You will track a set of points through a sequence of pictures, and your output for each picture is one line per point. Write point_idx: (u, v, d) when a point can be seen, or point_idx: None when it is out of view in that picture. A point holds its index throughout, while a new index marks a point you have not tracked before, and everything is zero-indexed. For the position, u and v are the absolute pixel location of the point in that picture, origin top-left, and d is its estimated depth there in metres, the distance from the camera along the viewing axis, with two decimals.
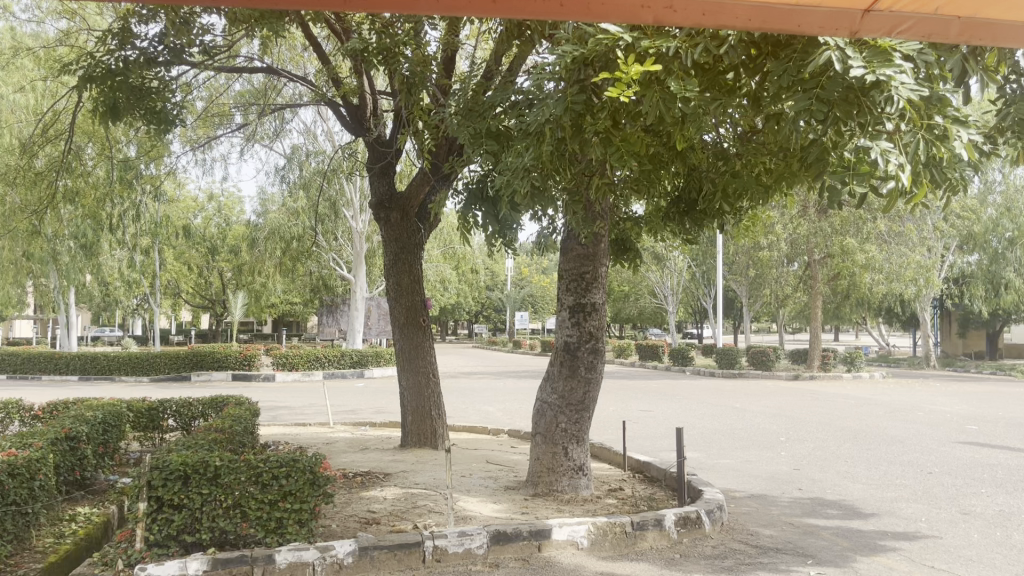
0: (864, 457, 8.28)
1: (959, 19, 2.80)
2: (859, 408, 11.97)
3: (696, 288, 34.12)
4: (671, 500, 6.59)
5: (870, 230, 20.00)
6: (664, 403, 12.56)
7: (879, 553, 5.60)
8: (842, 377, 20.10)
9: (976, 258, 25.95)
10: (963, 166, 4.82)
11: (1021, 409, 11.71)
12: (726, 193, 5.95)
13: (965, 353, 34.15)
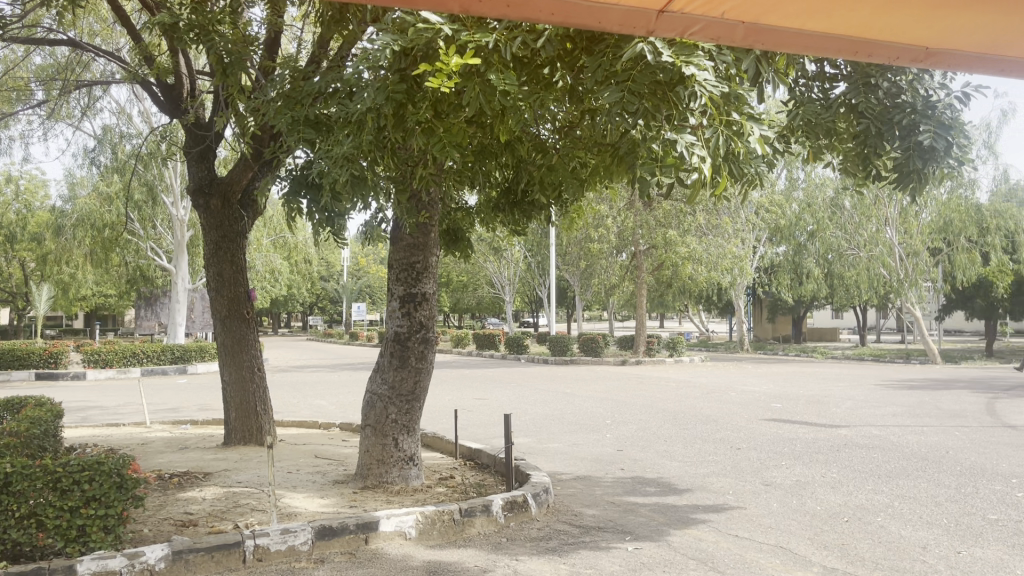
0: (681, 436, 8.78)
1: (743, 24, 3.02)
2: (679, 390, 12.69)
3: (531, 279, 34.88)
4: (499, 485, 6.72)
5: (689, 222, 21.21)
6: (498, 391, 12.77)
7: (691, 525, 5.96)
8: (665, 362, 21.24)
9: (783, 249, 28.05)
10: (760, 162, 5.19)
11: (818, 387, 12.84)
12: (547, 185, 6.09)
13: (774, 337, 37.02)
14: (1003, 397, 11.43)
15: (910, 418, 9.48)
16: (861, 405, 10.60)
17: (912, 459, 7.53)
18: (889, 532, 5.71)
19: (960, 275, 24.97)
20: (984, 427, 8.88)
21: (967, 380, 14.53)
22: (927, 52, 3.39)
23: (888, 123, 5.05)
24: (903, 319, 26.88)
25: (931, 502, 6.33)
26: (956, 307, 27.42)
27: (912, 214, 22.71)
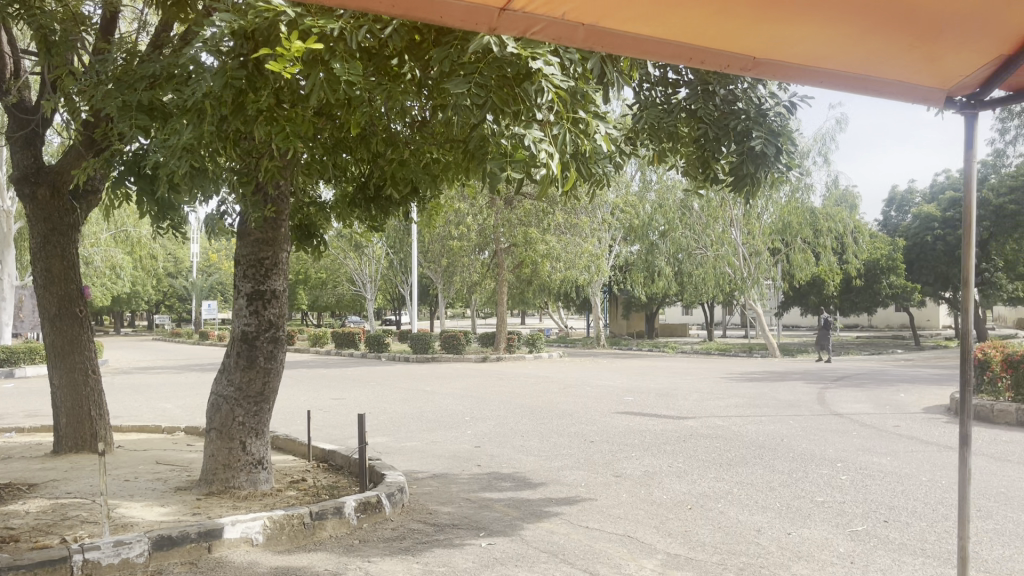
0: (537, 431, 8.93)
1: (583, 26, 3.09)
2: (536, 385, 12.91)
3: (393, 276, 34.57)
4: (352, 486, 6.61)
5: (550, 220, 21.61)
6: (356, 390, 12.57)
7: (544, 519, 6.06)
8: (525, 358, 21.60)
9: (637, 248, 29.08)
10: (606, 161, 5.34)
11: (667, 380, 13.41)
12: (399, 181, 6.01)
13: (629, 332, 38.42)
14: (831, 387, 12.34)
15: (750, 409, 10.05)
16: (706, 397, 11.15)
17: (751, 447, 7.97)
18: (728, 517, 6.01)
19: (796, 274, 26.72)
20: (815, 416, 9.53)
21: (800, 372, 15.60)
22: (755, 61, 3.58)
23: (724, 130, 5.35)
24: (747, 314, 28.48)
25: (767, 487, 6.72)
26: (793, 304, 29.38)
27: (755, 216, 24.09)
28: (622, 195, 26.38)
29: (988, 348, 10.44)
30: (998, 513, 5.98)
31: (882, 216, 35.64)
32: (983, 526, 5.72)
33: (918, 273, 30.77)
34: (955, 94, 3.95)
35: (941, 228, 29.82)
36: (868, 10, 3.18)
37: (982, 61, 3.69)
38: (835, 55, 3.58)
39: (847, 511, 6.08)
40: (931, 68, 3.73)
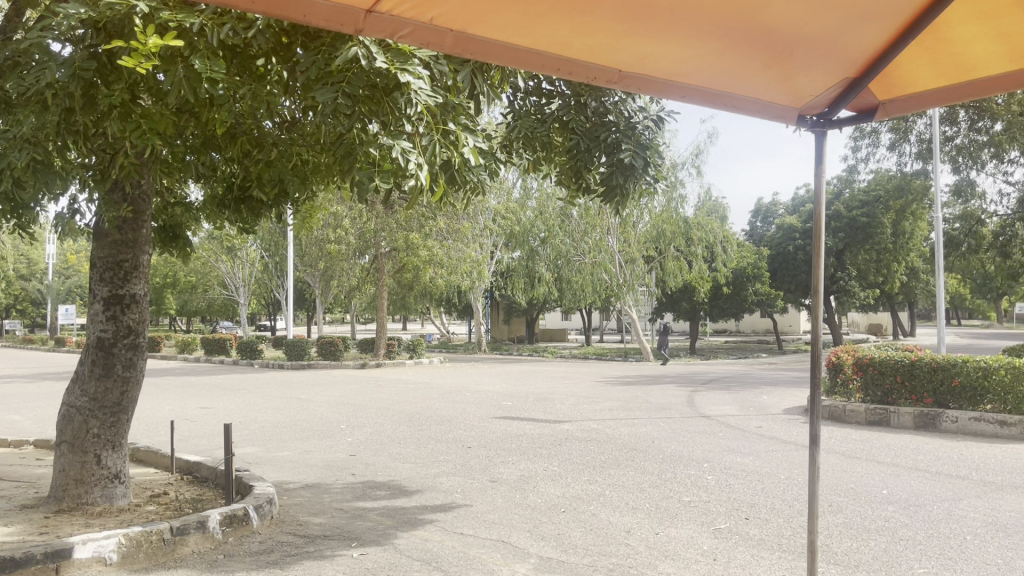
0: (414, 437, 8.84)
1: (451, 32, 3.11)
2: (415, 391, 12.82)
3: (269, 280, 33.58)
4: (218, 499, 6.34)
5: (431, 226, 21.53)
6: (226, 398, 12.11)
7: (418, 527, 6.00)
8: (405, 364, 21.45)
9: (518, 254, 29.40)
10: (478, 170, 5.37)
11: (545, 385, 13.61)
12: (267, 182, 5.81)
13: (510, 337, 38.85)
14: (700, 390, 12.83)
15: (624, 412, 10.31)
16: (582, 401, 11.36)
17: (623, 450, 8.19)
18: (599, 519, 6.14)
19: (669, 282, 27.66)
20: (685, 418, 9.87)
21: (671, 376, 16.17)
22: (620, 74, 3.68)
23: (596, 141, 5.51)
24: (622, 320, 29.30)
25: (637, 488, 6.91)
26: (666, 309, 30.41)
27: (630, 224, 24.85)
28: (503, 201, 26.63)
29: (841, 352, 11.11)
30: (847, 507, 6.36)
31: (749, 226, 37.41)
32: (833, 520, 6.07)
33: (780, 281, 32.55)
34: (806, 113, 4.19)
35: (801, 239, 31.60)
36: (724, 29, 3.33)
37: (829, 84, 3.94)
38: (695, 71, 3.74)
39: (711, 510, 6.32)
40: (783, 87, 3.95)
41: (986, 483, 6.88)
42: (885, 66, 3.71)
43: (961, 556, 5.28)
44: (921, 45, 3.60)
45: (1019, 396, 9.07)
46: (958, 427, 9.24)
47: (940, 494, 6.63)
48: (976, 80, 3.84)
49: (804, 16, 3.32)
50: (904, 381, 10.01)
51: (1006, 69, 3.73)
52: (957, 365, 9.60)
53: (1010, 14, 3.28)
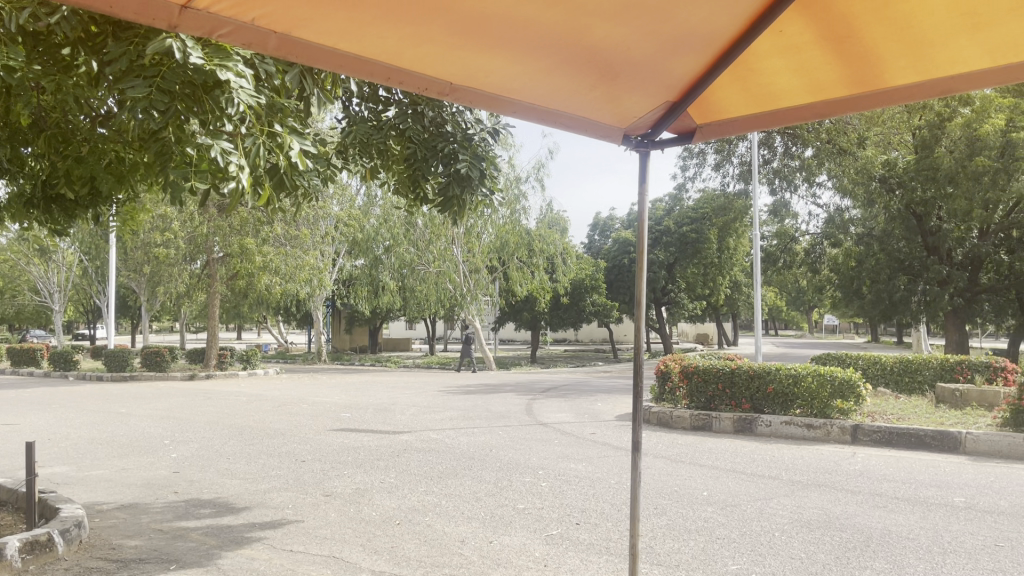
0: (244, 452, 8.48)
1: (274, 35, 3.02)
2: (248, 404, 12.33)
3: (89, 285, 31.34)
4: (17, 524, 5.79)
5: (266, 232, 20.87)
6: (34, 414, 11.14)
7: (244, 545, 5.74)
8: (237, 375, 20.58)
9: (360, 262, 29.02)
10: (307, 175, 5.23)
11: (384, 396, 13.47)
12: (77, 181, 5.39)
13: (352, 347, 38.22)
14: (538, 398, 13.12)
15: (463, 422, 10.35)
16: (422, 411, 11.31)
17: (461, 459, 8.21)
18: (434, 530, 6.12)
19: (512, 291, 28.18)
20: (523, 426, 10.02)
21: (511, 384, 16.43)
22: (451, 86, 3.71)
23: (433, 150, 5.52)
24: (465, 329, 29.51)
25: (473, 497, 6.95)
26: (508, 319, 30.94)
27: (474, 235, 25.16)
28: (345, 208, 26.24)
29: (669, 360, 11.68)
30: (671, 509, 6.67)
31: (588, 240, 38.73)
32: (658, 523, 6.34)
33: (616, 292, 33.94)
34: (631, 133, 4.39)
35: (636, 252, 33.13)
36: (550, 47, 3.43)
37: (652, 106, 4.14)
38: (525, 85, 3.82)
39: (543, 516, 6.45)
40: (608, 107, 4.12)
41: (793, 482, 7.42)
42: (701, 92, 3.94)
43: (771, 551, 5.65)
44: (733, 74, 3.85)
45: (823, 401, 9.87)
46: (771, 431, 9.89)
47: (754, 494, 7.08)
48: (781, 110, 4.16)
49: (626, 40, 3.47)
50: (725, 388, 10.65)
51: (805, 101, 4.06)
52: (771, 373, 10.34)
53: (808, 49, 3.58)
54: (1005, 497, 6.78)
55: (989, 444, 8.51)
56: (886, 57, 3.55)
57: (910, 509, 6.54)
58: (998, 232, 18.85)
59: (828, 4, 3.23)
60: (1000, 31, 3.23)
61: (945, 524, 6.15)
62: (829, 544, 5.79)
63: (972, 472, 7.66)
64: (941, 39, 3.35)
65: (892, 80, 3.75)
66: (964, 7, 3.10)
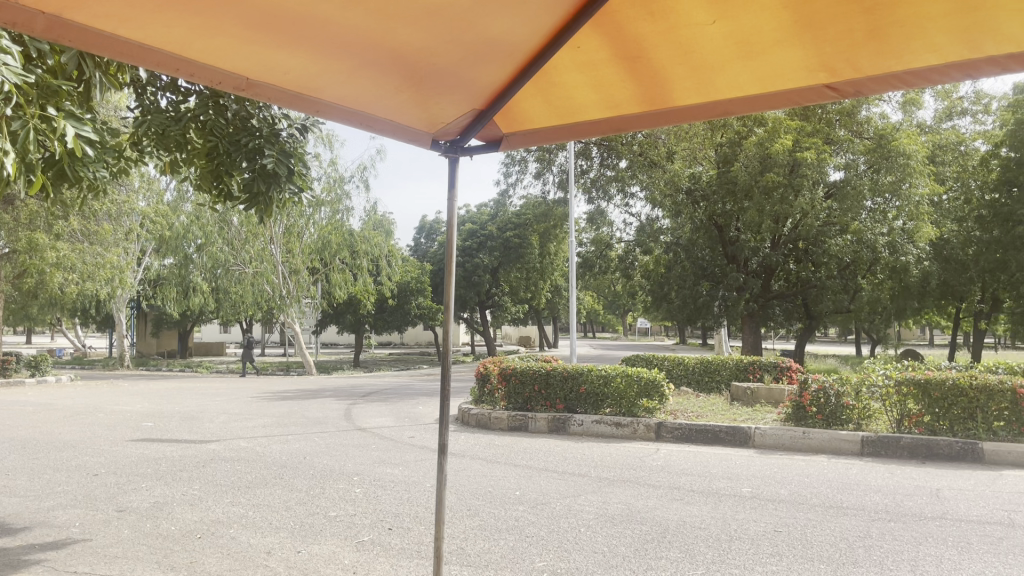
0: (27, 467, 7.76)
1: (43, 15, 2.81)
2: (35, 414, 11.32)
3: None
4: None
5: (62, 228, 19.23)
6: None
7: (20, 569, 5.25)
8: (25, 383, 18.81)
9: (168, 262, 27.29)
10: (91, 164, 4.93)
11: (191, 403, 12.82)
12: None
13: (158, 352, 36.14)
14: (357, 403, 12.95)
15: (277, 429, 10.01)
16: (232, 419, 10.83)
17: (271, 468, 7.93)
18: (238, 542, 5.86)
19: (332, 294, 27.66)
20: (339, 432, 9.83)
21: (330, 389, 16.09)
22: (247, 81, 3.59)
23: (237, 146, 5.35)
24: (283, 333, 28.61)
25: (283, 506, 6.73)
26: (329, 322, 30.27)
27: (295, 235, 24.55)
28: (152, 204, 24.79)
29: (489, 363, 11.90)
30: (483, 510, 6.78)
31: (413, 242, 38.74)
32: (469, 524, 6.42)
33: (441, 295, 34.18)
34: (440, 138, 4.42)
35: (460, 256, 33.58)
36: (353, 47, 3.39)
37: (459, 112, 4.19)
38: (326, 85, 3.76)
39: (356, 523, 6.36)
40: (414, 111, 4.12)
41: (601, 479, 7.76)
42: (505, 103, 4.03)
43: (575, 547, 5.87)
44: (535, 86, 3.97)
45: (631, 400, 10.36)
46: (583, 430, 10.27)
47: (562, 492, 7.32)
48: (582, 123, 4.34)
49: (429, 46, 3.50)
50: (541, 389, 10.98)
51: (602, 115, 4.27)
52: (583, 374, 10.78)
53: (604, 67, 3.74)
54: (785, 486, 7.43)
55: (774, 438, 9.30)
56: (673, 78, 3.79)
57: (703, 501, 7.02)
58: (787, 243, 20.77)
59: (620, 25, 3.40)
60: (768, 61, 3.53)
61: (733, 513, 6.63)
62: (630, 537, 6.09)
63: (758, 463, 8.34)
64: (720, 64, 3.62)
65: (681, 100, 4.00)
66: (738, 37, 3.37)
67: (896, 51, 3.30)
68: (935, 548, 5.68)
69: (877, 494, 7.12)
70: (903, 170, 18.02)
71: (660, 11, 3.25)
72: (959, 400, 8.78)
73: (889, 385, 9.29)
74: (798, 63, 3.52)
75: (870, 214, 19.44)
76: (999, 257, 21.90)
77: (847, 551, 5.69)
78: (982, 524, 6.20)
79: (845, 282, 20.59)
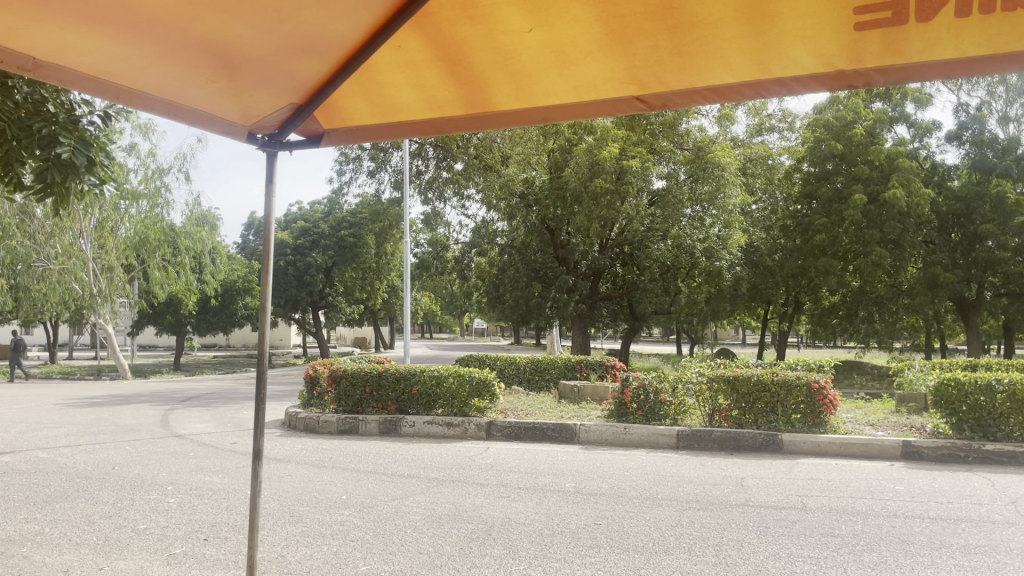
0: None
1: None
2: None
3: None
4: None
5: None
6: None
7: None
8: None
9: None
10: None
11: None
12: None
13: None
14: (174, 408, 12.26)
15: (82, 438, 9.30)
16: (30, 428, 9.95)
17: (74, 480, 7.35)
18: (31, 562, 5.38)
19: (151, 292, 26.29)
20: (154, 439, 9.27)
21: (145, 394, 15.13)
22: (34, 61, 3.34)
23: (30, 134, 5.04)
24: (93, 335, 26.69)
25: (85, 521, 6.25)
26: (147, 323, 28.46)
27: (108, 229, 22.99)
28: None
29: (318, 364, 11.63)
30: (307, 515, 6.60)
31: (241, 240, 37.21)
32: (292, 530, 6.23)
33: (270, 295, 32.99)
34: (255, 132, 4.25)
35: (292, 254, 32.63)
36: (157, 31, 3.21)
37: (277, 106, 4.06)
38: (127, 70, 3.54)
39: (168, 535, 6.02)
40: (226, 102, 3.95)
41: (430, 479, 7.76)
42: (325, 98, 3.94)
43: (401, 549, 5.83)
44: (356, 83, 3.90)
45: (462, 400, 10.51)
46: (414, 430, 10.25)
47: (391, 494, 7.27)
48: (404, 122, 4.32)
49: (241, 36, 3.37)
50: (372, 391, 10.84)
51: (424, 115, 4.26)
52: (415, 375, 10.77)
53: (424, 68, 3.74)
54: (606, 479, 7.74)
55: (598, 433, 9.68)
56: (493, 83, 3.85)
57: (529, 497, 7.18)
58: (614, 247, 21.76)
59: (439, 27, 3.41)
60: (583, 71, 3.65)
61: (556, 509, 6.83)
62: (456, 536, 6.13)
63: (582, 459, 8.65)
64: (537, 71, 3.70)
65: (502, 105, 4.07)
66: (554, 46, 3.46)
67: (696, 67, 3.49)
68: (737, 533, 6.10)
69: (690, 484, 7.55)
70: (718, 181, 19.21)
71: (477, 15, 3.28)
72: (762, 395, 9.51)
73: (702, 382, 9.90)
74: (610, 74, 3.66)
75: (689, 220, 20.67)
76: (801, 263, 23.91)
77: (660, 540, 6.00)
78: (779, 509, 6.73)
79: (666, 283, 22.00)
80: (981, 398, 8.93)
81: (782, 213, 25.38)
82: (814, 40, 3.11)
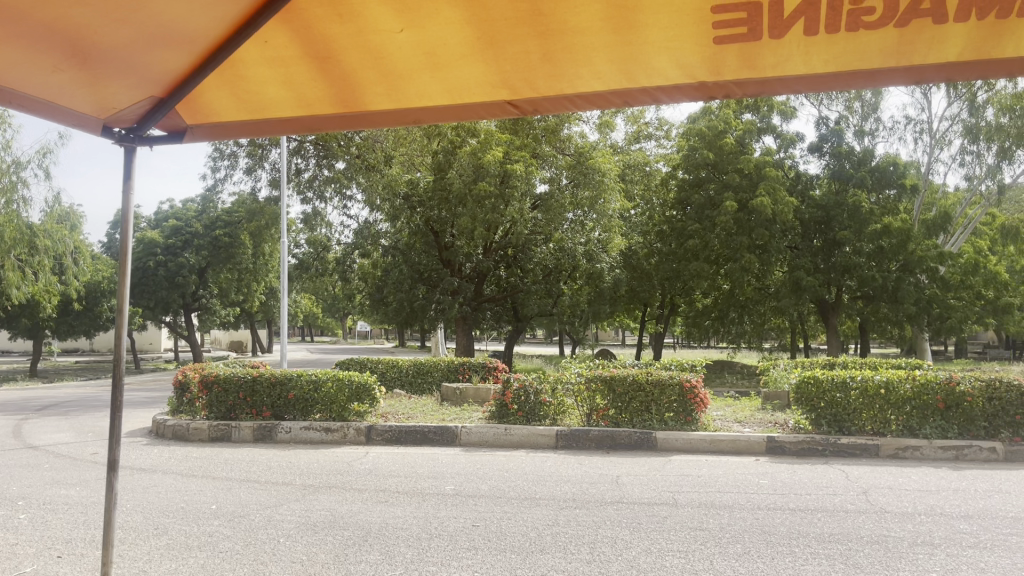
0: None
1: None
2: None
3: None
4: None
5: None
6: None
7: None
8: None
9: None
10: None
11: None
12: None
13: None
14: (26, 418, 11.45)
15: None
16: None
17: None
18: None
19: None
20: (5, 451, 8.65)
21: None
22: None
23: None
24: None
25: None
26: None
27: None
28: None
29: (189, 369, 11.16)
30: (172, 527, 6.32)
31: (107, 238, 35.28)
32: (155, 543, 5.95)
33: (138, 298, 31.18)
34: (112, 126, 4.03)
35: (162, 254, 31.16)
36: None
37: (135, 99, 3.86)
38: None
39: (16, 553, 5.62)
40: (78, 92, 3.72)
41: (305, 486, 7.59)
42: (188, 92, 3.77)
43: (272, 558, 5.66)
44: (220, 78, 3.76)
45: (341, 405, 10.35)
46: (290, 437, 10.01)
47: (264, 502, 7.05)
48: (273, 120, 4.21)
49: (92, 22, 3.19)
50: (246, 396, 10.50)
51: (293, 113, 4.15)
52: (291, 380, 10.49)
53: (293, 64, 3.64)
54: (485, 481, 7.78)
55: (478, 435, 9.71)
56: (364, 82, 3.78)
57: (407, 501, 7.11)
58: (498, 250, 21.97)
59: (307, 24, 3.32)
60: (455, 73, 3.64)
61: (434, 512, 6.80)
62: (331, 543, 6.01)
63: (462, 461, 8.66)
64: (409, 72, 3.67)
65: (374, 104, 4.01)
66: (425, 48, 3.44)
67: (565, 74, 3.55)
68: (611, 530, 6.24)
69: (566, 484, 7.68)
70: (598, 186, 19.48)
71: (346, 13, 3.22)
72: (637, 394, 9.79)
73: (580, 382, 10.11)
74: (482, 78, 3.67)
75: (571, 225, 21.15)
76: (676, 266, 24.78)
77: (536, 539, 6.07)
78: (651, 505, 6.94)
79: (548, 286, 22.51)
80: (837, 394, 9.49)
81: (658, 219, 26.26)
82: (677, 51, 3.21)
